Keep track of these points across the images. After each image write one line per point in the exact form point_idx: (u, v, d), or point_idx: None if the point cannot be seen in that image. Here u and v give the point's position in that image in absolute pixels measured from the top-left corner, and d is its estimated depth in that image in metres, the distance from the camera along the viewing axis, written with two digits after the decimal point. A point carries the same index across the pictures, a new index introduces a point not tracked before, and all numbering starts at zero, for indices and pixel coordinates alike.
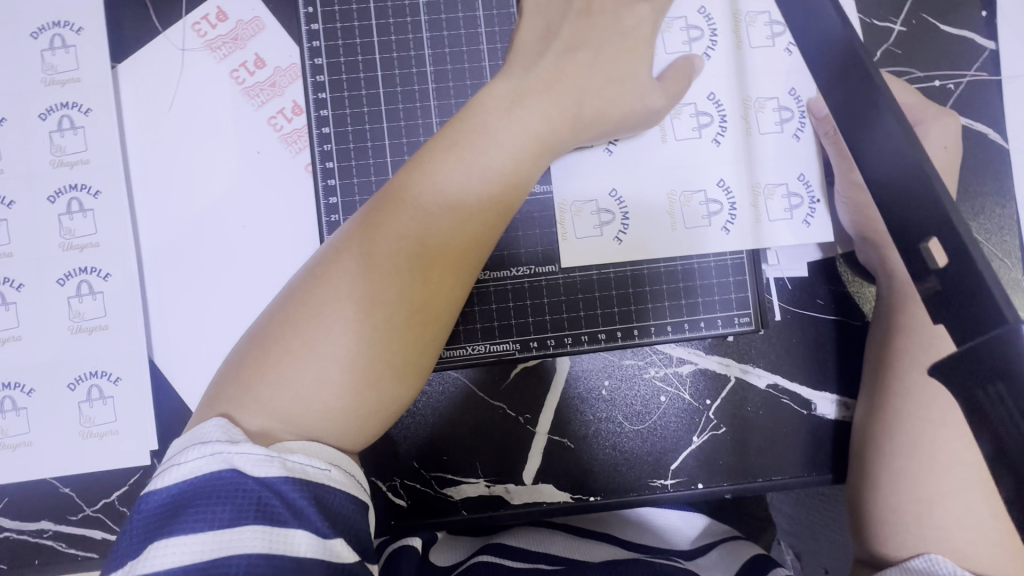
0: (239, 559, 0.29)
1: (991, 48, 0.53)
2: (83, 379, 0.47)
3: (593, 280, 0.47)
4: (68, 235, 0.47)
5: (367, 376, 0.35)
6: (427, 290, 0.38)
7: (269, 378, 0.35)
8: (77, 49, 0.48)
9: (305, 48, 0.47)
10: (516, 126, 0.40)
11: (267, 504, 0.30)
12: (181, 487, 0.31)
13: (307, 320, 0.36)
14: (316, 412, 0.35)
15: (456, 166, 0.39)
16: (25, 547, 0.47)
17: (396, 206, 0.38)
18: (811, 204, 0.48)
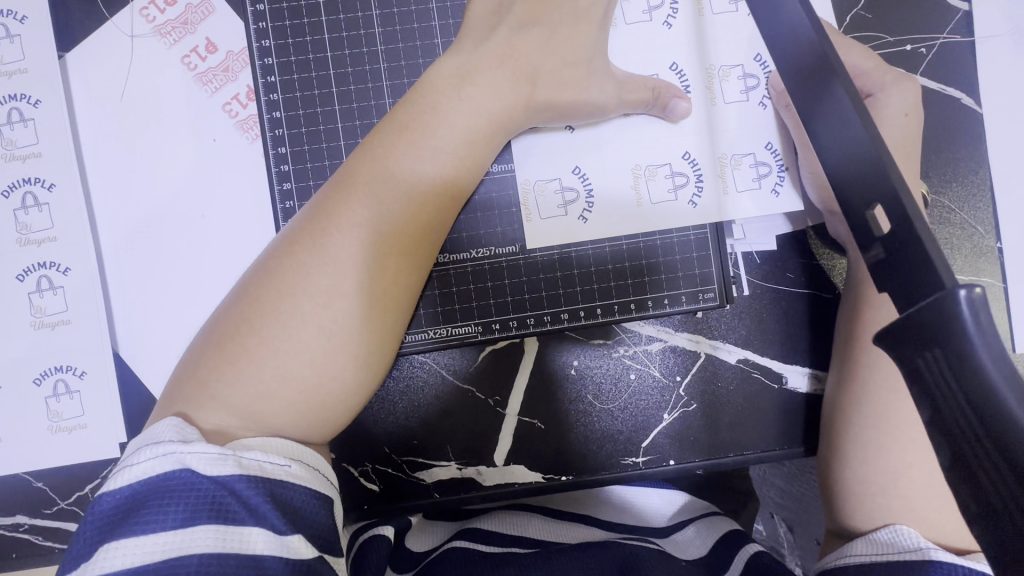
0: (191, 559, 0.28)
1: (965, 10, 0.52)
2: (48, 374, 0.47)
3: (554, 259, 0.47)
4: (25, 230, 0.47)
5: (323, 369, 0.35)
6: (384, 275, 0.37)
7: (223, 379, 0.34)
8: (23, 39, 0.47)
9: (252, 30, 0.45)
10: (467, 107, 0.39)
11: (221, 504, 0.30)
12: (132, 488, 0.30)
13: (260, 318, 0.35)
14: (271, 403, 0.34)
15: (407, 150, 0.38)
16: (3, 540, 0.48)
17: (347, 195, 0.37)
18: (778, 174, 0.46)
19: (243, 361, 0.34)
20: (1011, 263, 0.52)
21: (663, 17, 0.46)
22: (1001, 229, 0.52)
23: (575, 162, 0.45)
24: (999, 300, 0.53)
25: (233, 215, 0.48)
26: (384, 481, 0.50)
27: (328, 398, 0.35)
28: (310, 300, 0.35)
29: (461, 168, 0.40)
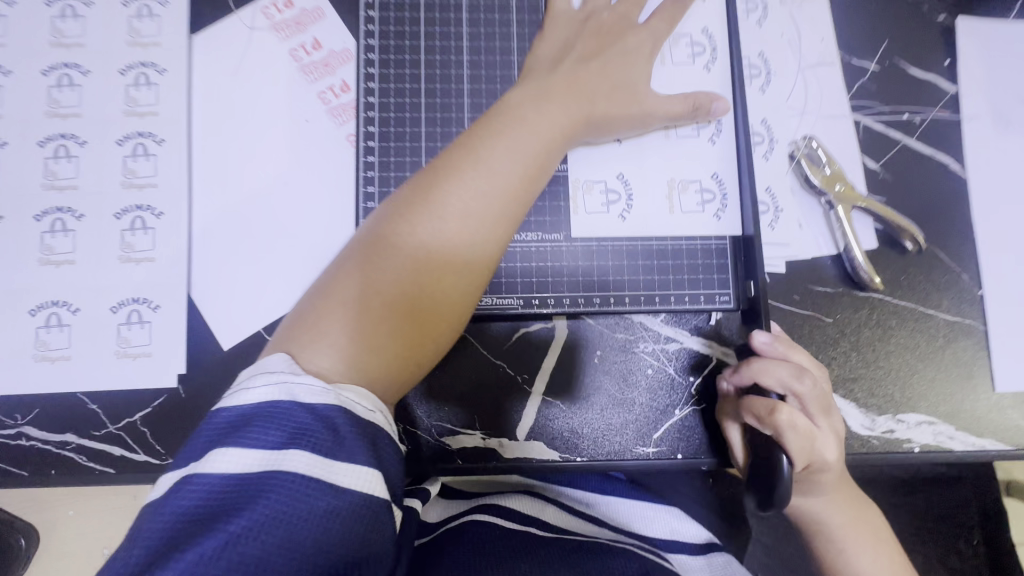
0: (283, 475, 0.32)
1: (953, 92, 0.61)
2: (125, 304, 0.52)
3: (591, 249, 0.54)
4: (130, 175, 0.53)
5: (418, 321, 0.42)
6: (461, 247, 0.43)
7: (332, 325, 0.40)
8: (162, 18, 0.55)
9: (362, 31, 0.54)
10: (547, 115, 0.47)
11: (317, 434, 0.34)
12: (247, 407, 0.35)
13: (367, 279, 0.41)
14: (362, 343, 0.40)
15: (501, 148, 0.45)
16: (47, 456, 0.51)
17: (451, 182, 0.44)
18: (774, 212, 0.58)
19: (340, 308, 0.40)
20: (991, 311, 0.59)
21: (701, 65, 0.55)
22: (984, 279, 0.59)
23: (624, 166, 0.54)
24: (980, 342, 0.59)
25: (313, 185, 0.55)
26: (414, 446, 0.54)
27: (407, 344, 0.41)
28: (402, 258, 0.42)
29: (537, 170, 0.46)
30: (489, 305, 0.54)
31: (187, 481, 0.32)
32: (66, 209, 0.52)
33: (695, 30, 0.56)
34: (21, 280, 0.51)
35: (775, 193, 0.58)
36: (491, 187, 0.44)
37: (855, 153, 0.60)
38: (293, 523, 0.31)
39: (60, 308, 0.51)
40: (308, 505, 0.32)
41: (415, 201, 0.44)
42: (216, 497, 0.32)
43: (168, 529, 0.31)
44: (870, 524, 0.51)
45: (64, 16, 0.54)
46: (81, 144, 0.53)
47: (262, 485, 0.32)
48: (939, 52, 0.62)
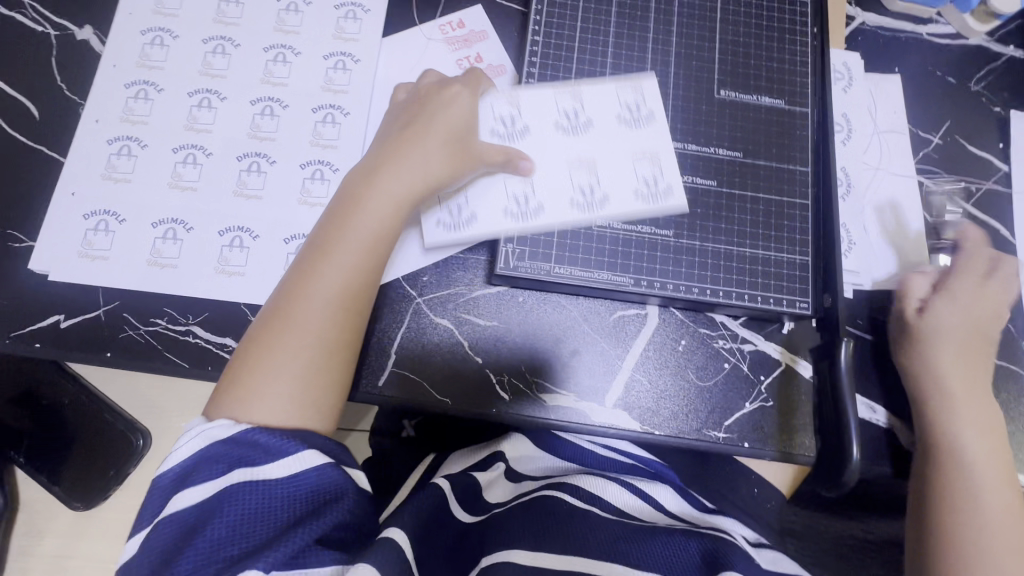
0: (222, 499, 0.45)
1: (1005, 170, 0.71)
2: (296, 238, 0.62)
3: (695, 246, 0.63)
4: (318, 136, 0.64)
5: (317, 377, 0.51)
6: (319, 307, 0.52)
7: (254, 365, 0.50)
8: (363, 22, 0.68)
9: (526, 51, 0.67)
10: (413, 168, 0.58)
11: (249, 453, 0.46)
12: (180, 463, 0.46)
13: (284, 322, 0.52)
14: (243, 386, 0.49)
15: (371, 210, 0.56)
16: (205, 354, 0.59)
17: (333, 243, 0.54)
18: (849, 243, 0.67)
19: (267, 350, 0.51)
20: None
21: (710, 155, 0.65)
22: None
23: (671, 183, 0.64)
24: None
25: None
26: (515, 397, 0.61)
27: (313, 385, 0.50)
28: (286, 317, 0.52)
29: (377, 236, 0.56)
30: (603, 281, 0.62)
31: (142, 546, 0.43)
32: (262, 155, 0.63)
33: (789, 91, 0.68)
34: (217, 205, 0.62)
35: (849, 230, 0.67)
36: (338, 279, 0.53)
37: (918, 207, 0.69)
38: (269, 519, 0.45)
39: (242, 233, 0.61)
40: (265, 500, 0.45)
41: (301, 276, 0.53)
42: (166, 545, 0.43)
43: (153, 548, 0.43)
44: (989, 424, 0.59)
45: (288, 9, 0.68)
46: (284, 107, 0.65)
47: (207, 513, 0.44)
48: (993, 136, 0.72)
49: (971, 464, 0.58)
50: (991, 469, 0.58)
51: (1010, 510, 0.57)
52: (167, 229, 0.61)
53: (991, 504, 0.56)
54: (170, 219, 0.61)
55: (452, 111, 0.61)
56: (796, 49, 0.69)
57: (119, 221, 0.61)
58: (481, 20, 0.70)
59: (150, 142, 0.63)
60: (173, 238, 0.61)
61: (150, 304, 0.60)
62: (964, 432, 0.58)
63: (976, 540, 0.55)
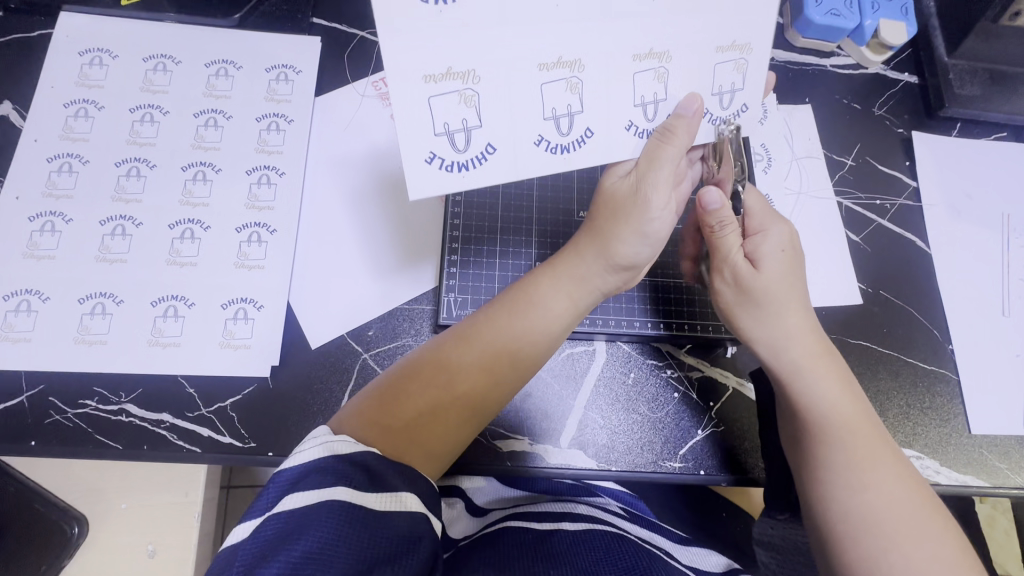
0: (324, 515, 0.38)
1: (914, 185, 0.77)
2: (234, 302, 0.60)
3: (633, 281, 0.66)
4: (254, 198, 0.64)
5: (430, 440, 0.48)
6: (484, 381, 0.50)
7: (409, 418, 0.47)
8: (295, 83, 0.69)
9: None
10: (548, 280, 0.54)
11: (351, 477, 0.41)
12: (301, 465, 0.41)
13: (435, 390, 0.49)
14: (388, 422, 0.47)
15: (542, 298, 0.53)
16: (141, 432, 0.57)
17: (482, 329, 0.51)
18: None
19: (374, 411, 0.47)
20: (964, 365, 0.69)
21: (684, 73, 0.48)
22: (953, 336, 0.70)
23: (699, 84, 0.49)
24: (958, 390, 0.68)
25: (400, 216, 0.66)
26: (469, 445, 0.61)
27: (426, 438, 0.47)
28: (439, 373, 0.49)
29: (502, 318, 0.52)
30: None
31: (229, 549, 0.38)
32: (196, 221, 0.62)
33: None
34: (149, 276, 0.60)
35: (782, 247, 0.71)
36: (528, 369, 0.52)
37: (840, 226, 0.73)
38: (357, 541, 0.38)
39: (178, 302, 0.60)
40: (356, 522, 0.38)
41: (475, 328, 0.52)
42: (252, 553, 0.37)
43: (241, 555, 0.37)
44: (836, 372, 0.54)
45: (218, 75, 0.68)
46: (217, 171, 0.65)
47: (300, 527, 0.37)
48: (900, 156, 0.78)
49: (839, 432, 0.51)
50: (853, 437, 0.51)
51: (901, 470, 0.50)
52: (95, 304, 0.59)
53: (893, 477, 0.49)
54: (99, 294, 0.59)
55: (657, 218, 0.51)
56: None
57: (42, 300, 0.58)
58: None
59: (76, 217, 0.61)
60: (101, 313, 0.59)
61: (79, 385, 0.57)
62: (819, 391, 0.52)
63: (869, 513, 0.48)
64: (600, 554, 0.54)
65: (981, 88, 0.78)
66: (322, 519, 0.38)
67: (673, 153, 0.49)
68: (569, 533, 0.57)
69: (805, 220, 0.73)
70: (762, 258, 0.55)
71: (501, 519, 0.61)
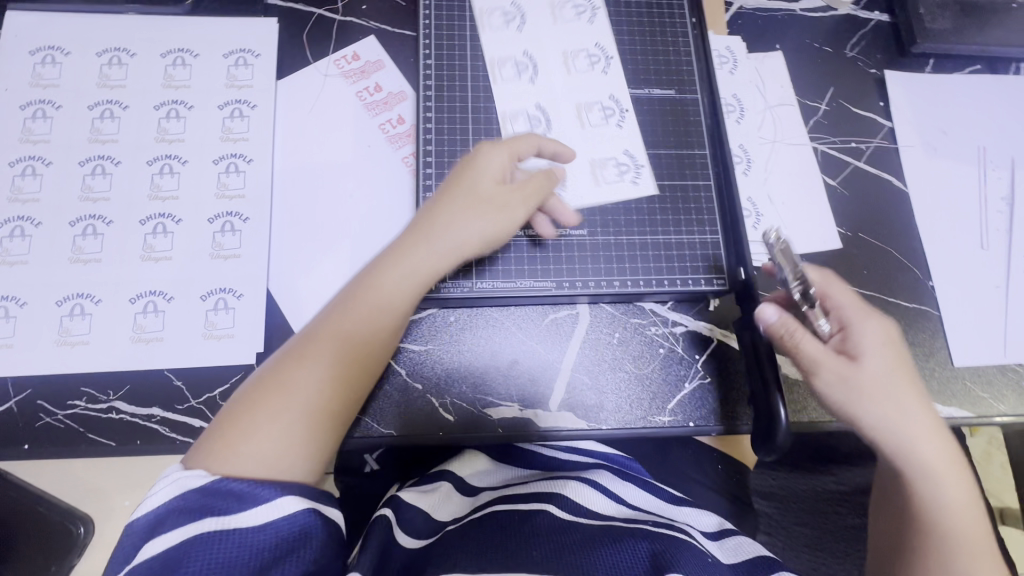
0: (232, 500, 0.44)
1: (888, 126, 0.76)
2: (213, 293, 0.60)
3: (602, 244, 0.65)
4: (224, 187, 0.63)
5: (308, 445, 0.49)
6: (344, 385, 0.51)
7: (266, 436, 0.48)
8: (255, 67, 0.68)
9: (421, 72, 0.68)
10: (389, 271, 0.54)
11: (253, 461, 0.47)
12: (196, 464, 0.46)
13: (296, 393, 0.49)
14: (251, 442, 0.47)
15: (384, 282, 0.54)
16: (134, 427, 0.57)
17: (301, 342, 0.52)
18: (756, 215, 0.70)
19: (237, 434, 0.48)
20: (944, 300, 0.70)
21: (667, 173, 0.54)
22: (932, 272, 0.71)
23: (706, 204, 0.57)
24: (938, 328, 0.69)
25: (375, 196, 0.66)
26: (460, 417, 0.61)
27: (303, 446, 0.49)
28: (287, 398, 0.49)
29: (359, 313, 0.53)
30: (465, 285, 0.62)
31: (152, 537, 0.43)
32: (167, 215, 0.62)
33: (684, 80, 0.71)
34: (125, 272, 0.60)
35: (755, 201, 0.71)
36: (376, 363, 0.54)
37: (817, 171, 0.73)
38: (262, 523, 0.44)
39: (156, 297, 0.59)
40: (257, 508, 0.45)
41: (308, 342, 0.52)
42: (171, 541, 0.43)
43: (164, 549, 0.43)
44: (899, 378, 0.53)
45: (175, 64, 0.67)
46: (183, 163, 0.64)
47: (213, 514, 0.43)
48: (874, 96, 0.78)
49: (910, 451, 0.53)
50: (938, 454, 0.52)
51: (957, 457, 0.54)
52: (74, 305, 0.59)
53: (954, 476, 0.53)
54: (76, 295, 0.59)
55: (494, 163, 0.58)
56: (675, 24, 0.73)
57: (20, 305, 0.58)
58: (374, 50, 0.71)
59: (45, 220, 0.61)
60: (81, 313, 0.58)
61: (66, 387, 0.57)
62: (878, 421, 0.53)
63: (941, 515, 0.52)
64: (584, 530, 0.57)
65: (951, 21, 0.78)
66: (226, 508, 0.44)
67: (531, 140, 0.61)
68: (559, 514, 0.59)
69: (781, 168, 0.73)
70: (867, 348, 0.53)
71: (490, 502, 0.62)
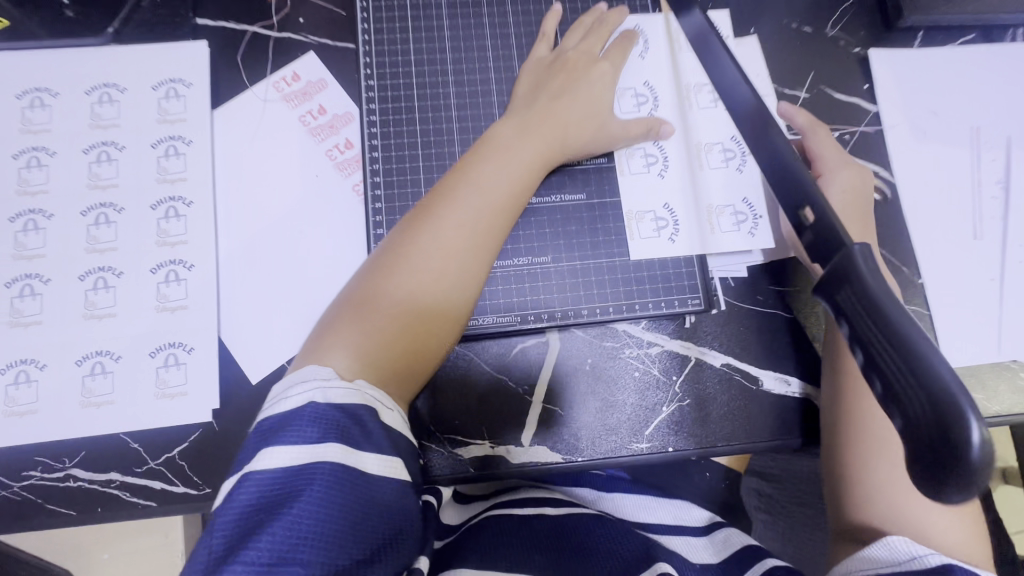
0: (322, 465, 0.40)
1: (874, 110, 0.71)
2: (162, 349, 0.57)
3: (564, 270, 0.62)
4: (163, 234, 0.60)
5: (389, 345, 0.49)
6: (437, 286, 0.51)
7: (342, 337, 0.48)
8: (187, 98, 0.63)
9: (363, 90, 0.63)
10: (513, 162, 0.57)
11: (347, 429, 0.42)
12: (282, 414, 0.42)
13: (369, 297, 0.50)
14: (363, 338, 0.48)
15: (498, 170, 0.56)
16: (93, 495, 0.55)
17: (400, 248, 0.53)
18: (753, 220, 0.64)
19: (328, 341, 0.49)
20: (935, 298, 0.66)
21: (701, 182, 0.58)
22: (922, 269, 0.67)
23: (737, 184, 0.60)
24: (927, 323, 0.66)
25: (327, 230, 0.62)
26: (428, 458, 0.58)
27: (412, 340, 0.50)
28: (366, 314, 0.49)
29: (494, 190, 0.55)
30: None
31: (246, 479, 0.40)
32: (107, 268, 0.59)
33: (640, 82, 0.66)
34: (68, 334, 0.57)
35: (752, 203, 0.65)
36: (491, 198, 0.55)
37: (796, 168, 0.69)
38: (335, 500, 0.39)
39: (103, 357, 0.57)
40: (342, 481, 0.40)
41: (386, 265, 0.52)
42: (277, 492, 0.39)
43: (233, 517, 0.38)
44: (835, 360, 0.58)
45: (102, 102, 0.62)
46: (119, 211, 0.60)
47: (310, 474, 0.40)
48: (857, 78, 0.72)
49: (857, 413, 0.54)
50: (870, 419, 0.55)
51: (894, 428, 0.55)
52: (18, 372, 0.56)
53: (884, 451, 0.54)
54: (20, 361, 0.56)
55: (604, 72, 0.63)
56: (636, 14, 0.68)
57: None
58: (315, 68, 0.66)
59: None
60: (26, 380, 0.56)
61: (19, 458, 0.55)
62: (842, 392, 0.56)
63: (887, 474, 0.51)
64: None
65: None
66: (324, 477, 0.40)
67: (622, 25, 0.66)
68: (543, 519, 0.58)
69: None
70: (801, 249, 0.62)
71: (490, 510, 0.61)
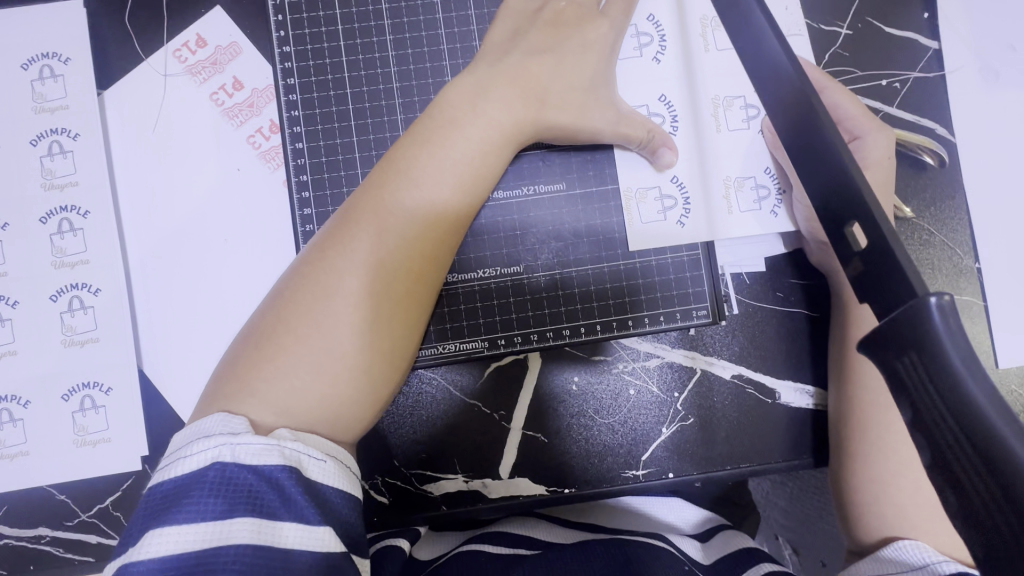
0: (229, 549, 0.30)
1: (934, 48, 0.56)
2: (76, 390, 0.50)
3: (541, 281, 0.52)
4: (59, 253, 0.50)
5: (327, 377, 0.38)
6: (386, 290, 0.40)
7: (264, 372, 0.37)
8: (66, 78, 0.51)
9: (276, 54, 0.49)
10: (482, 120, 0.44)
11: (260, 496, 0.32)
12: (179, 479, 0.32)
13: (294, 318, 0.38)
14: (284, 369, 0.37)
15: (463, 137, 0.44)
16: (24, 553, 0.50)
17: (333, 243, 0.41)
18: (777, 196, 0.52)
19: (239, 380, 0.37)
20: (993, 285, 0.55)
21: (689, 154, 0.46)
22: (980, 250, 0.55)
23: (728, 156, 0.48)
24: (979, 316, 0.55)
25: (255, 237, 0.51)
26: (395, 496, 0.52)
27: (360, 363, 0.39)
28: (293, 336, 0.38)
29: (453, 167, 0.43)
30: None
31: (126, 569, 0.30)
32: None
33: (641, 18, 0.52)
34: None
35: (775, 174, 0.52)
36: (467, 156, 0.44)
37: None
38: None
39: (10, 403, 0.49)
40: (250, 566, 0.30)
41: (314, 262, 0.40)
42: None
43: None
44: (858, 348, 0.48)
45: None
46: (3, 227, 0.50)
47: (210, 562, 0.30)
48: (915, 4, 0.56)
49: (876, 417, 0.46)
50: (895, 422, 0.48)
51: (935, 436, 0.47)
52: None
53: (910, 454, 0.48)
54: None
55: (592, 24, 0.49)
56: None
57: None
58: (223, 29, 0.52)
59: None
60: None
61: None
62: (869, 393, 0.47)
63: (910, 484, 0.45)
64: None
65: None
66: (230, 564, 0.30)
67: None
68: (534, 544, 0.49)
69: None
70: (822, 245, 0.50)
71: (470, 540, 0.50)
